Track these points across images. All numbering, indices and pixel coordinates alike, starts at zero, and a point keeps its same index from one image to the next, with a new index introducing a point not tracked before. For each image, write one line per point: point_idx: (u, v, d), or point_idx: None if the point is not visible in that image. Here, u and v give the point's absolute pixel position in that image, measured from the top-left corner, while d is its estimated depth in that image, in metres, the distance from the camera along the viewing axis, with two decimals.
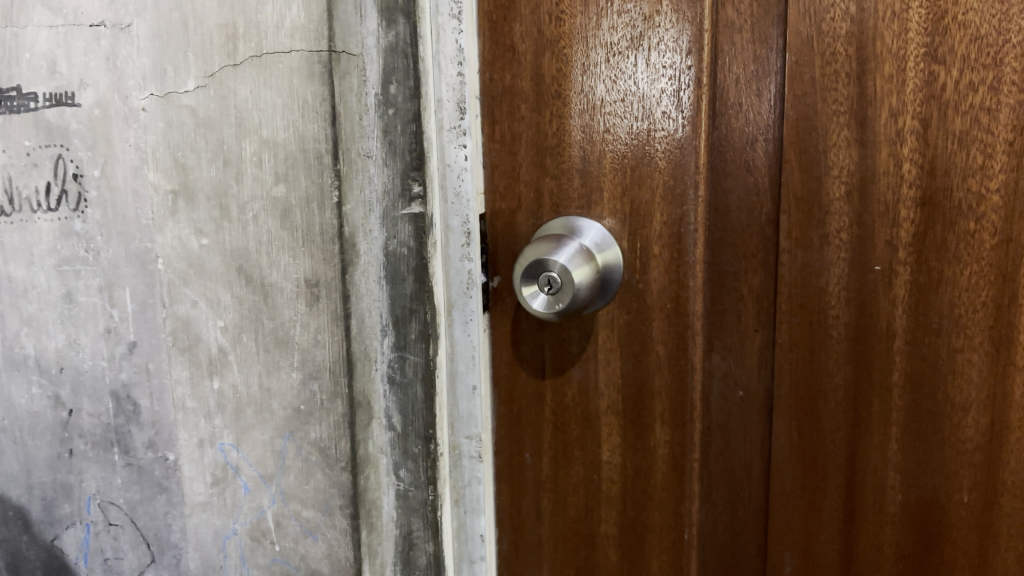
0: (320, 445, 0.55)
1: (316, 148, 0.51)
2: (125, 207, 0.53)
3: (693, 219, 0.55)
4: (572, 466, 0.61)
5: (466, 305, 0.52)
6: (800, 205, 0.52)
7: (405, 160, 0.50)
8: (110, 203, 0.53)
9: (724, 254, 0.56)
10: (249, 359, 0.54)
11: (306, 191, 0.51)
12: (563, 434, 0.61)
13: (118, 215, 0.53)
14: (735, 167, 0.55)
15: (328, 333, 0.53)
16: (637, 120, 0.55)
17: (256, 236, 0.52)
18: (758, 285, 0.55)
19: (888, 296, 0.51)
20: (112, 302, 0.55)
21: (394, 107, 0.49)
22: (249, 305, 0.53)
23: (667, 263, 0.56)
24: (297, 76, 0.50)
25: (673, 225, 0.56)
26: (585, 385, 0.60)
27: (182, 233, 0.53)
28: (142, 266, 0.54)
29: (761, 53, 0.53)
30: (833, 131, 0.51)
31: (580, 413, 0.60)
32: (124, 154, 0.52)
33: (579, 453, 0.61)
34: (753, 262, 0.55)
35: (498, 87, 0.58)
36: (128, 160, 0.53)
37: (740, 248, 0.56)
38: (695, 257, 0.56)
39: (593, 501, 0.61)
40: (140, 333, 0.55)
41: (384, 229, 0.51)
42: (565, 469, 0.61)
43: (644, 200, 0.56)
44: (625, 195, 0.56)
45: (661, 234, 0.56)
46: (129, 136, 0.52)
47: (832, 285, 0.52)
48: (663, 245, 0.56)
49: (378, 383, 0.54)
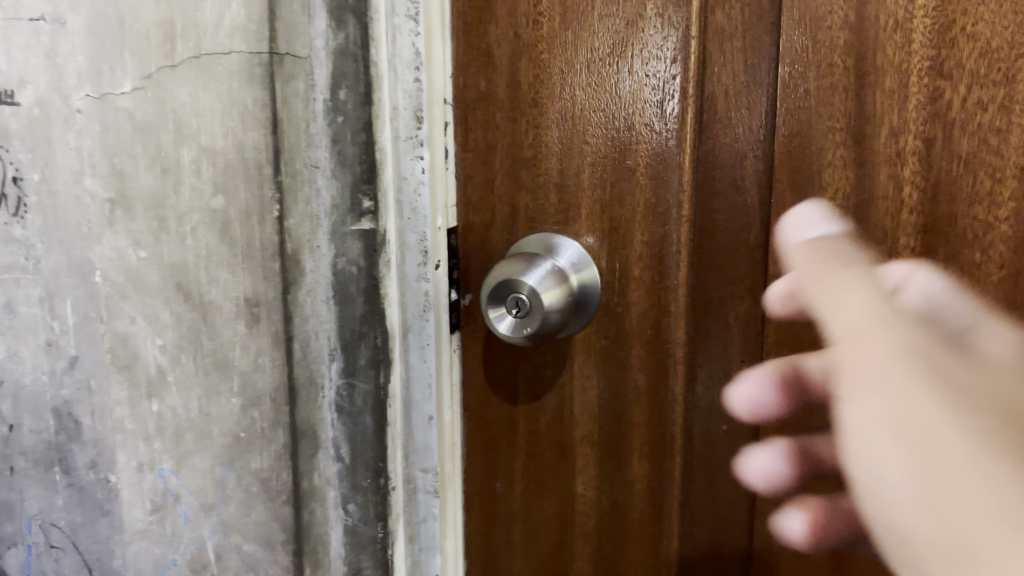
0: (262, 476, 0.50)
1: (257, 158, 0.46)
2: (67, 212, 0.44)
3: (676, 240, 0.51)
4: (545, 498, 0.57)
5: (422, 330, 0.50)
6: None
7: (354, 173, 0.48)
8: (51, 207, 0.44)
9: (710, 278, 0.52)
10: (189, 381, 0.49)
11: (246, 205, 0.46)
12: (535, 464, 0.57)
13: (59, 221, 0.44)
14: (723, 186, 0.50)
15: (268, 357, 0.49)
16: (621, 133, 0.51)
17: (195, 249, 0.47)
18: (745, 311, 0.51)
19: None
20: (53, 314, 0.46)
21: (343, 114, 0.47)
22: (188, 323, 0.48)
23: (648, 286, 0.52)
24: (236, 79, 0.45)
25: (654, 245, 0.51)
26: (560, 413, 0.56)
27: (121, 245, 0.46)
28: (84, 278, 0.45)
29: (753, 62, 0.48)
30: (829, 150, 0.47)
31: (555, 442, 0.56)
32: (66, 158, 0.44)
33: (552, 484, 0.57)
34: (741, 287, 0.51)
35: (471, 93, 0.53)
36: (70, 164, 0.44)
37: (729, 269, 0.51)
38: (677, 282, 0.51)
39: (567, 537, 0.57)
40: (82, 347, 0.46)
41: (332, 245, 0.48)
42: (536, 501, 0.58)
43: (624, 218, 0.52)
44: (604, 212, 0.52)
45: (641, 254, 0.52)
46: (71, 138, 0.43)
47: None
48: (643, 267, 0.52)
49: (325, 411, 0.51)
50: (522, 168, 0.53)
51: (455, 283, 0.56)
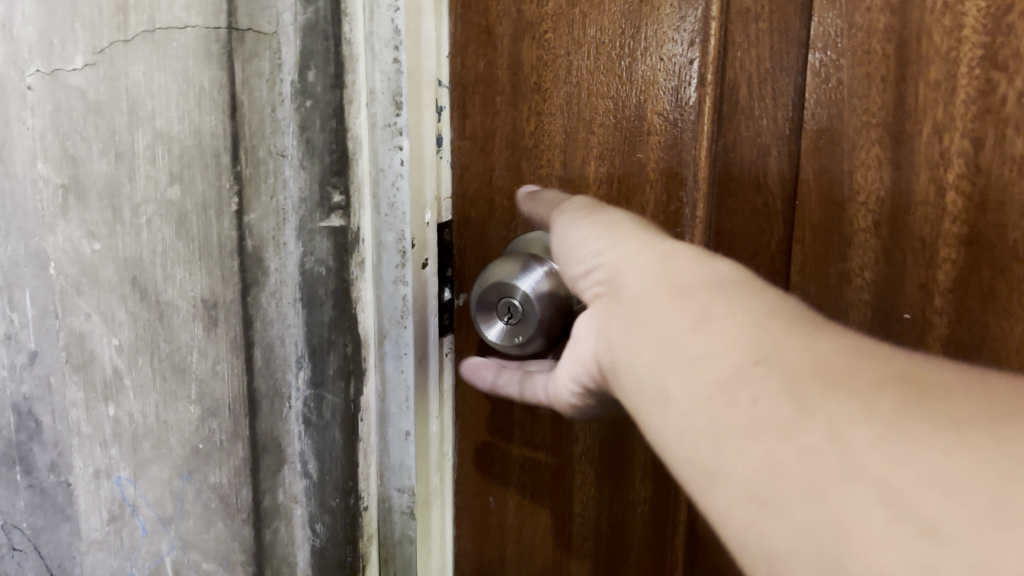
0: (221, 491, 0.46)
1: (213, 144, 0.41)
2: (23, 199, 0.40)
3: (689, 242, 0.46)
4: (540, 515, 0.52)
5: (400, 339, 0.45)
6: (817, 234, 0.44)
7: (324, 164, 0.43)
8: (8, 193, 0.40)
9: None
10: (144, 384, 0.44)
11: (203, 196, 0.42)
12: (531, 479, 0.52)
13: (16, 207, 0.40)
14: (742, 185, 0.45)
15: (227, 363, 0.44)
16: (632, 125, 0.45)
17: (150, 244, 0.42)
18: None
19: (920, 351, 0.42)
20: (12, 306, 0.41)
21: (312, 98, 0.42)
22: (144, 323, 0.43)
23: None
24: (192, 58, 0.40)
25: None
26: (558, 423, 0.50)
27: (73, 235, 0.41)
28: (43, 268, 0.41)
29: (779, 48, 0.43)
30: (862, 148, 0.42)
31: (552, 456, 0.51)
32: (23, 139, 0.39)
33: (549, 502, 0.52)
34: None
35: (471, 75, 0.49)
36: (26, 144, 0.39)
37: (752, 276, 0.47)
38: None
39: (564, 558, 0.52)
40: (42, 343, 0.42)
41: (300, 243, 0.45)
42: (531, 518, 0.53)
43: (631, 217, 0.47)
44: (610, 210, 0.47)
45: None
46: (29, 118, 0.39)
47: None
48: None
49: (292, 422, 0.47)
50: (525, 154, 0.48)
51: (449, 281, 0.52)
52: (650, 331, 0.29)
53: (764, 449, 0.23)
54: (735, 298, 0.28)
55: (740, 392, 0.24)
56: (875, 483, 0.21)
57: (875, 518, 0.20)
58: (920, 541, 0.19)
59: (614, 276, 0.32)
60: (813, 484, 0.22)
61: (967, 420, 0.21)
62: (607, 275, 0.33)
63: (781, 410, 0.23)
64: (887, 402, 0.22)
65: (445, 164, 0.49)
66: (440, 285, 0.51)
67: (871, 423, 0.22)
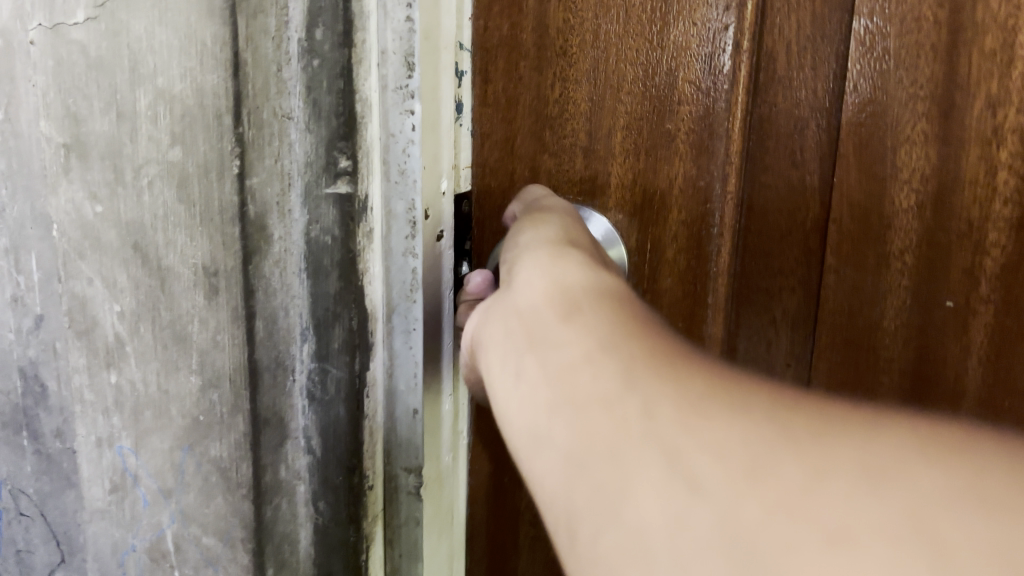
0: (221, 465, 0.44)
1: (217, 105, 0.39)
2: (30, 156, 0.39)
3: (717, 219, 0.43)
4: None
5: (407, 315, 0.43)
6: (856, 214, 0.41)
7: (331, 126, 0.41)
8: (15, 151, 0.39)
9: (755, 266, 0.45)
10: (148, 355, 0.41)
11: (204, 159, 0.39)
12: None
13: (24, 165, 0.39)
14: (778, 159, 0.43)
15: (229, 335, 0.42)
16: (662, 94, 0.42)
17: (151, 207, 0.39)
18: (795, 308, 0.45)
19: (961, 340, 0.41)
20: (18, 268, 0.41)
21: (320, 57, 0.41)
22: (146, 290, 0.40)
23: (683, 271, 0.45)
24: (195, 11, 0.37)
25: (692, 224, 0.44)
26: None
27: (76, 197, 0.39)
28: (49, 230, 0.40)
29: (823, 12, 0.41)
30: (907, 124, 0.40)
31: None
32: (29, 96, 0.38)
33: None
34: (790, 279, 0.45)
35: (495, 38, 0.45)
36: (32, 101, 0.38)
37: (784, 258, 0.44)
38: (717, 268, 0.44)
39: None
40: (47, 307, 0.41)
41: (306, 210, 0.43)
42: None
43: (659, 190, 0.44)
44: (637, 182, 0.44)
45: (677, 235, 0.44)
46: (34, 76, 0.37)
47: (887, 318, 0.42)
48: (678, 250, 0.44)
49: (295, 397, 0.45)
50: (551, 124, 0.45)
51: (466, 255, 0.48)
52: (522, 313, 0.29)
53: (581, 419, 0.23)
54: (609, 293, 0.28)
55: (581, 372, 0.24)
56: (668, 449, 0.20)
57: (654, 477, 0.20)
58: (688, 499, 0.19)
59: (517, 262, 0.32)
60: (614, 447, 0.21)
61: (770, 403, 0.20)
62: (512, 265, 0.32)
63: (608, 386, 0.23)
64: (698, 387, 0.21)
65: (465, 131, 0.46)
66: (458, 259, 0.47)
67: (682, 396, 0.21)
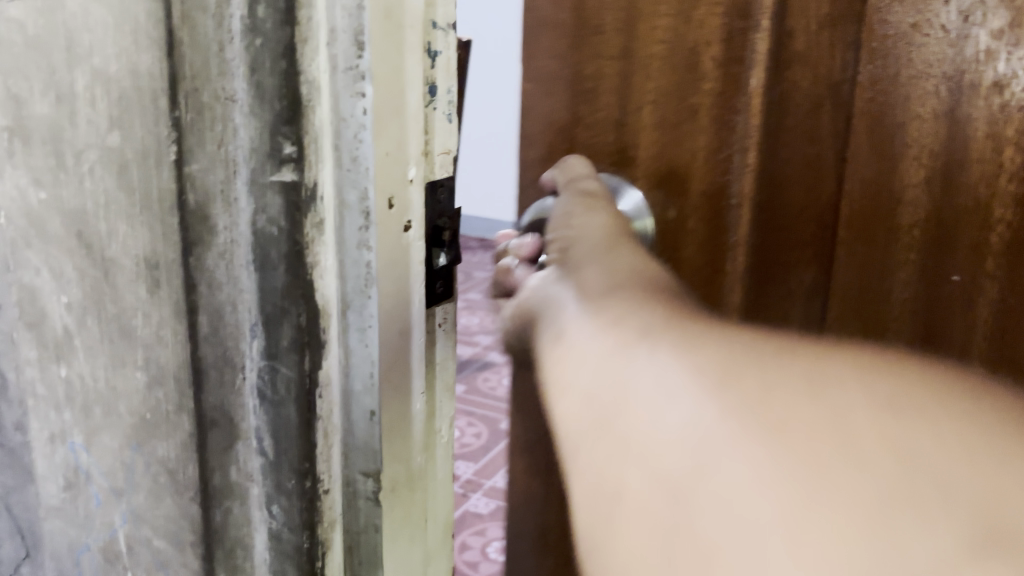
0: (168, 466, 0.44)
1: (153, 89, 0.38)
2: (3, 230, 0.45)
3: (736, 192, 0.39)
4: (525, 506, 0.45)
5: (362, 310, 0.39)
6: (871, 188, 0.37)
7: (274, 110, 0.37)
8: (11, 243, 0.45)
9: (774, 241, 0.40)
10: (94, 349, 0.43)
11: (141, 144, 0.39)
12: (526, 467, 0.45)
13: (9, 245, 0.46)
14: (799, 129, 0.38)
15: (170, 329, 0.42)
16: (682, 61, 0.38)
17: (93, 195, 0.41)
18: (810, 282, 0.40)
19: (967, 322, 0.36)
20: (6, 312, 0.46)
21: (262, 37, 0.36)
22: (92, 281, 0.42)
23: (704, 241, 0.39)
24: None
25: (712, 195, 0.39)
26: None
27: (20, 182, 0.42)
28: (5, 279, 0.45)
29: None
30: (923, 94, 0.35)
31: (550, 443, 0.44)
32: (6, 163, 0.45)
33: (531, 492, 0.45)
34: (807, 256, 0.39)
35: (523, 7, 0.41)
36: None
37: (802, 240, 0.39)
38: (737, 238, 0.39)
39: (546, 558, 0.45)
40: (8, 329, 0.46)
41: (251, 199, 0.39)
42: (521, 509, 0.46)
43: (683, 163, 0.39)
44: (664, 157, 0.39)
45: (697, 207, 0.39)
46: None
47: (896, 293, 0.37)
48: (698, 222, 0.39)
49: (247, 397, 0.42)
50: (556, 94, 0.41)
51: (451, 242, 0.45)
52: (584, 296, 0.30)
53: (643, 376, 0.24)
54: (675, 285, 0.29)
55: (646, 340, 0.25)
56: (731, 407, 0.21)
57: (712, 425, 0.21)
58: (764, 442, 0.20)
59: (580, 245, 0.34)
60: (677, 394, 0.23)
61: (829, 361, 0.21)
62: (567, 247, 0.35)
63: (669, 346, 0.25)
64: (761, 346, 0.23)
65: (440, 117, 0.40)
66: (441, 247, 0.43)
67: (744, 353, 0.23)
